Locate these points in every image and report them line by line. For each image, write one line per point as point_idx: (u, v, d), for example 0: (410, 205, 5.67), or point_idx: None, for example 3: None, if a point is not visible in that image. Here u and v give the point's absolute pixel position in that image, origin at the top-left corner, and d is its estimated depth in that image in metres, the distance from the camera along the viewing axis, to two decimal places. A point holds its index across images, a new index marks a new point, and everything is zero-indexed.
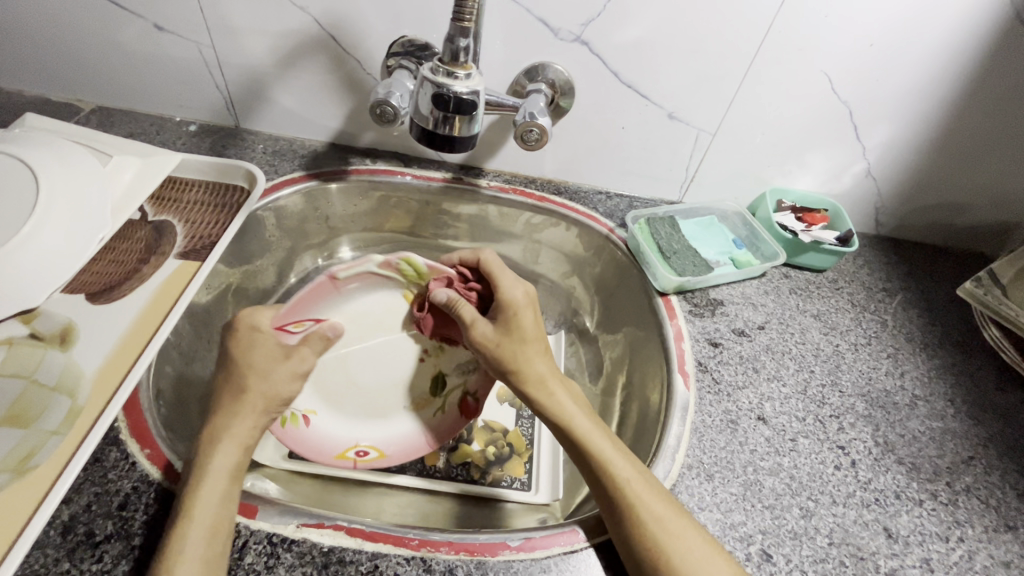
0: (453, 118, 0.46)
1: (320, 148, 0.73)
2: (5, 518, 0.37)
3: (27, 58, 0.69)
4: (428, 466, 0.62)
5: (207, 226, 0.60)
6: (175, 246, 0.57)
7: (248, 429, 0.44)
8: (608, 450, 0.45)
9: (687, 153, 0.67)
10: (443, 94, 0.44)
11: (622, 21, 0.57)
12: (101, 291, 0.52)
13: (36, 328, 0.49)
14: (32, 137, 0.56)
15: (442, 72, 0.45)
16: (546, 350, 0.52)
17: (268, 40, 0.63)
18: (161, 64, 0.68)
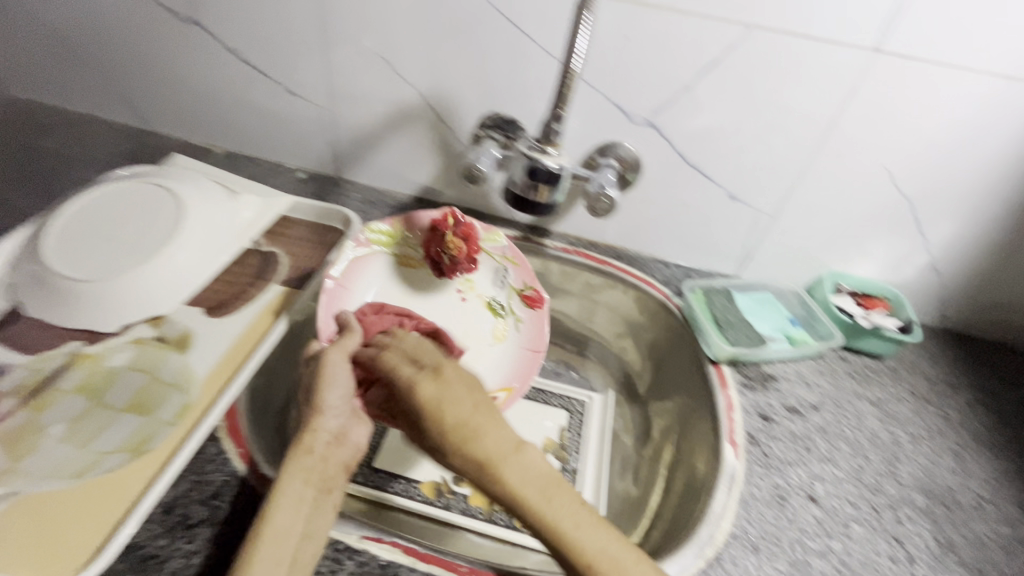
0: (542, 187, 0.53)
1: (407, 201, 0.82)
2: (123, 493, 0.43)
3: (182, 110, 0.84)
4: (472, 506, 0.65)
5: (308, 258, 0.68)
6: (278, 274, 0.65)
7: (318, 465, 0.46)
8: (558, 513, 0.44)
9: (746, 232, 0.71)
10: (537, 169, 0.51)
11: (693, 110, 0.63)
12: (214, 306, 0.59)
13: (162, 331, 0.56)
14: (175, 172, 0.67)
15: (537, 150, 0.52)
16: (476, 394, 0.52)
17: (378, 108, 0.74)
18: (286, 120, 0.80)
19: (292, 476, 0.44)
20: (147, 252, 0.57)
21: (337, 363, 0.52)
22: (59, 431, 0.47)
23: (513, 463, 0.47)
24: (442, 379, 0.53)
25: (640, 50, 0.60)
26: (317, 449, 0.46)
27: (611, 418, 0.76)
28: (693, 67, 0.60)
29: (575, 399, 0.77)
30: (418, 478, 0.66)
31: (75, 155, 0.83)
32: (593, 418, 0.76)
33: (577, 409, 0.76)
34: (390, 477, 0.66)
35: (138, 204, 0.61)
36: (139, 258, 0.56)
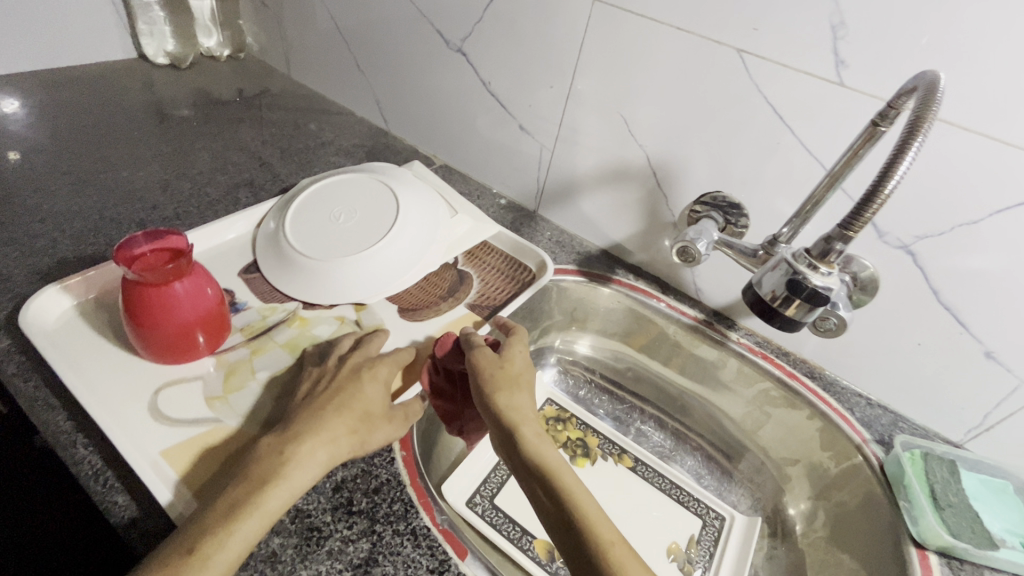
0: (794, 302, 0.49)
1: (594, 252, 0.81)
2: None
3: (420, 121, 0.93)
4: None
5: (495, 290, 0.72)
6: (468, 295, 0.70)
7: (332, 452, 0.46)
8: (593, 508, 0.47)
9: (990, 401, 0.59)
10: (799, 281, 0.49)
11: (968, 247, 0.53)
12: (410, 309, 0.67)
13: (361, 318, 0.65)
14: (399, 171, 0.75)
15: (806, 263, 0.49)
16: (529, 396, 0.56)
17: (599, 161, 0.75)
18: (506, 150, 0.84)
19: (318, 445, 0.45)
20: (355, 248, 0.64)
21: (386, 363, 0.54)
22: (260, 377, 0.56)
23: (589, 504, 0.47)
24: (515, 376, 0.57)
25: (918, 167, 0.53)
26: (339, 442, 0.47)
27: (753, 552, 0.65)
28: (989, 202, 0.51)
29: (712, 513, 0.68)
30: (534, 532, 0.64)
31: (327, 137, 0.96)
32: (728, 544, 0.66)
33: (713, 525, 0.67)
34: (509, 521, 0.65)
35: (367, 198, 0.69)
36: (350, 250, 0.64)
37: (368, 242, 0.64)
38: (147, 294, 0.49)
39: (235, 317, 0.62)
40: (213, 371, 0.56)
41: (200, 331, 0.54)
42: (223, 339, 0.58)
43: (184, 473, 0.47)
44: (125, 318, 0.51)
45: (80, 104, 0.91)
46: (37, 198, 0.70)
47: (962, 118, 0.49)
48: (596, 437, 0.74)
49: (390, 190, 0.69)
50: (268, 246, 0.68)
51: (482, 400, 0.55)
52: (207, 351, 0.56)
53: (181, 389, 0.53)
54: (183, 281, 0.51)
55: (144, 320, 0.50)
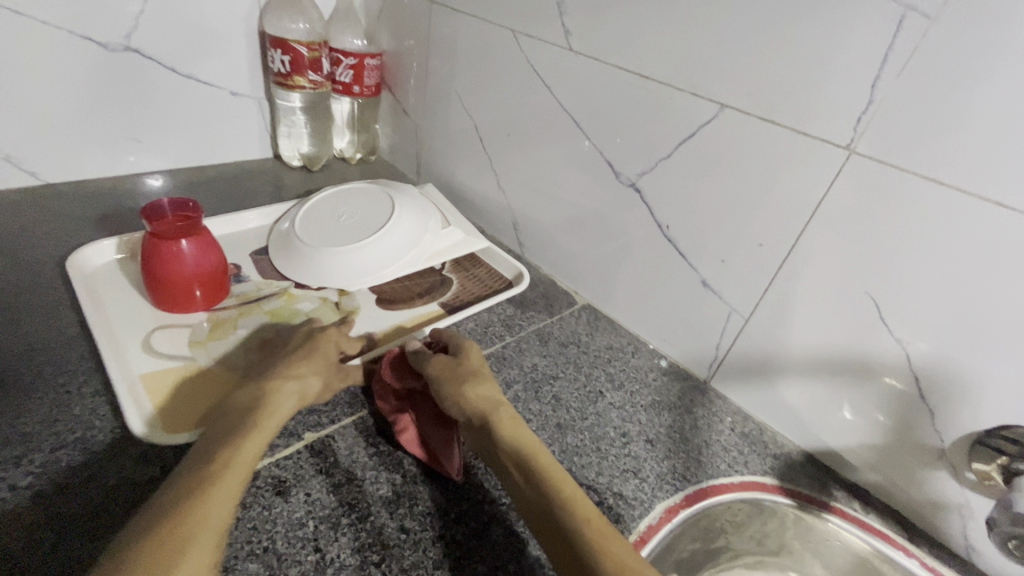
0: None
1: (795, 454, 0.61)
2: None
3: (564, 253, 0.80)
4: None
5: (472, 292, 0.75)
6: (443, 295, 0.73)
7: (276, 412, 0.48)
8: (599, 512, 0.42)
9: None
10: None
11: None
12: (388, 301, 0.70)
13: (343, 302, 0.69)
14: (409, 184, 0.80)
15: None
16: (495, 383, 0.55)
17: (822, 345, 0.56)
18: (677, 304, 0.68)
19: (275, 414, 0.48)
20: (344, 239, 0.68)
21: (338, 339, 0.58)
22: (241, 334, 0.62)
23: (585, 503, 0.43)
24: (478, 370, 0.55)
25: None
26: (282, 404, 0.49)
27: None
28: None
29: None
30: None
31: None
32: None
33: None
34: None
35: (363, 202, 0.73)
36: (336, 241, 0.69)
37: (357, 238, 0.68)
38: (159, 246, 0.59)
39: (236, 286, 0.69)
40: (203, 325, 0.63)
41: (197, 286, 0.62)
42: (221, 301, 0.65)
43: (159, 414, 0.52)
44: (143, 270, 0.61)
45: (209, 204, 0.86)
46: (146, 326, 0.61)
47: None
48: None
49: (390, 198, 0.72)
50: (281, 246, 0.73)
51: (444, 392, 0.52)
52: (202, 306, 0.64)
53: (173, 332, 0.61)
54: (190, 240, 0.60)
55: (153, 270, 0.60)
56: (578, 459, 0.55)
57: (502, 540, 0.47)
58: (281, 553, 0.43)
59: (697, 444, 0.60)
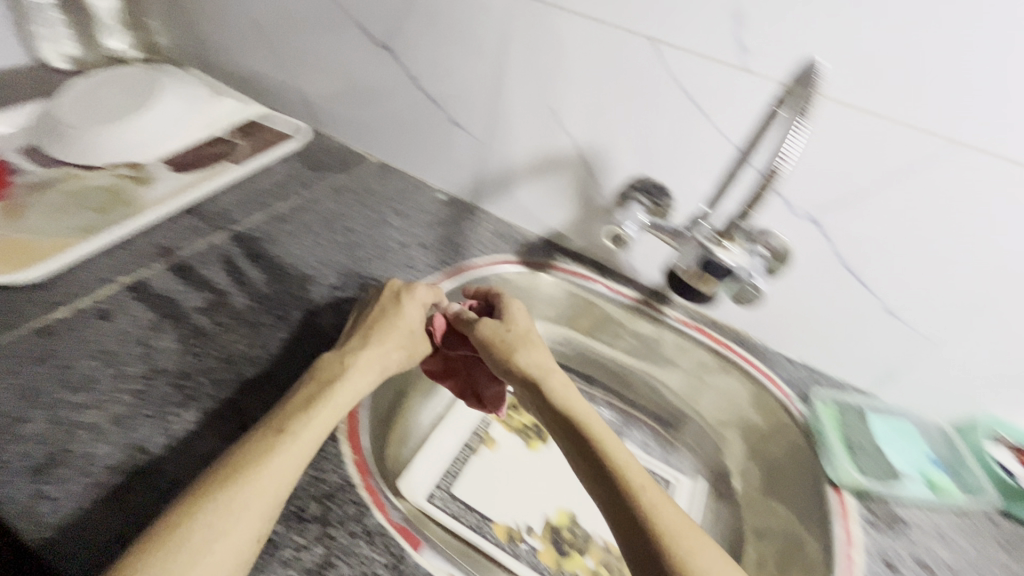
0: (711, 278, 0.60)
1: (534, 239, 0.83)
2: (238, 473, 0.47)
3: (352, 121, 0.92)
4: (541, 561, 0.63)
5: (261, 146, 0.88)
6: (234, 152, 0.85)
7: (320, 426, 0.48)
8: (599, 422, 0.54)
9: (895, 351, 0.65)
10: (714, 261, 0.59)
11: (865, 215, 0.58)
12: (182, 163, 0.80)
13: (137, 172, 0.77)
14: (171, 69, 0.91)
15: (715, 242, 0.59)
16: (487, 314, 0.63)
17: (531, 152, 0.76)
18: (441, 145, 0.85)
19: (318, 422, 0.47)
20: (121, 114, 0.79)
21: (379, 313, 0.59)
22: (40, 211, 0.68)
23: (554, 374, 0.57)
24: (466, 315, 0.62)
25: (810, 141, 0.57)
26: (309, 387, 0.50)
27: (699, 509, 0.70)
28: (879, 173, 0.56)
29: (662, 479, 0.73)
30: (493, 517, 0.66)
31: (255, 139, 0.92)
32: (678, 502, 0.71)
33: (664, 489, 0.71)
34: (468, 510, 0.67)
35: (124, 85, 0.83)
36: (112, 117, 0.78)
37: (131, 111, 0.79)
38: None
39: (20, 178, 0.72)
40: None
41: None
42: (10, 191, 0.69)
43: None
44: None
45: None
46: None
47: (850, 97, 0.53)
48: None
49: (150, 80, 0.84)
50: (48, 135, 0.77)
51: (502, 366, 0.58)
52: None
53: None
54: None
55: None
56: (364, 263, 0.72)
57: (302, 318, 0.63)
58: (114, 350, 0.55)
59: (460, 243, 0.79)
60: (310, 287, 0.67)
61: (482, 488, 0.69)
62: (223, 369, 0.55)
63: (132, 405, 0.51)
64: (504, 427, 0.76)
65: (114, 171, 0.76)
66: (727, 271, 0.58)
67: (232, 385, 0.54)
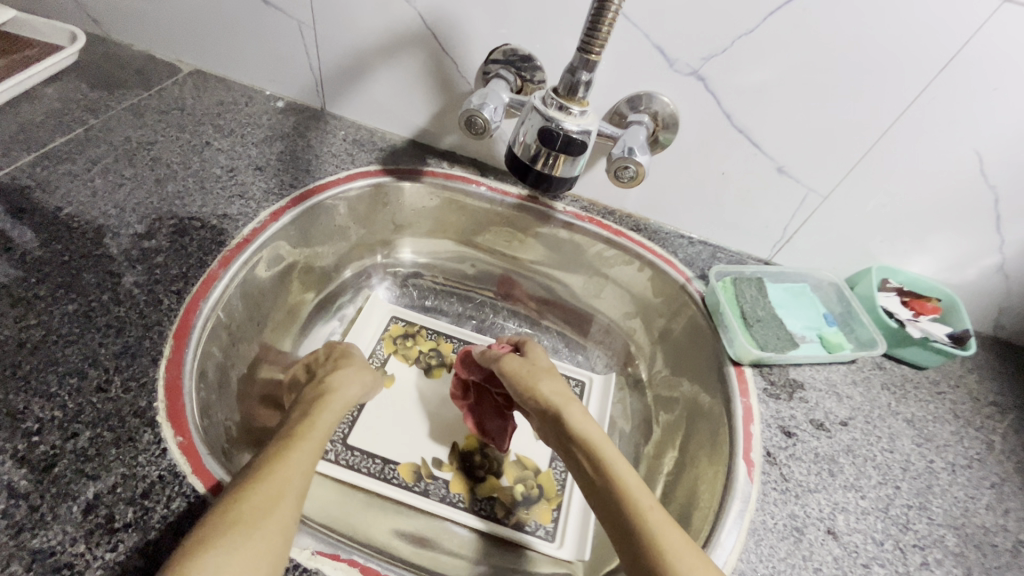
0: (556, 156, 0.42)
1: (399, 143, 0.71)
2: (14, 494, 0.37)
3: (141, 17, 0.71)
4: (452, 493, 0.58)
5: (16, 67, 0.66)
6: None
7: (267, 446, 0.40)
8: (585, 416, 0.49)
9: (790, 213, 0.61)
10: (551, 130, 0.41)
11: (750, 61, 0.51)
12: None
13: None
14: None
15: (554, 105, 0.41)
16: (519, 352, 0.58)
17: (370, 31, 0.61)
18: (261, 36, 0.67)
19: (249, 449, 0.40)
20: None
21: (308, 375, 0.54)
22: None
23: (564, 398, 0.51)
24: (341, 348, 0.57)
25: None
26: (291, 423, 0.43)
27: (611, 404, 0.67)
28: (762, 6, 0.47)
29: (573, 381, 0.69)
30: (396, 459, 0.60)
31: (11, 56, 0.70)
32: (591, 402, 0.67)
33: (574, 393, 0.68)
34: (367, 456, 0.59)
35: None
36: None
37: None
38: None
39: None
40: None
41: None
42: None
43: None
44: None
45: None
46: None
47: None
48: (450, 342, 0.71)
49: None
50: None
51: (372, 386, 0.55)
52: None
53: None
54: None
55: None
56: (180, 200, 0.57)
57: (96, 280, 0.49)
58: None
59: (307, 159, 0.66)
60: (106, 239, 0.52)
61: (380, 431, 0.61)
62: None
63: None
64: (400, 361, 0.68)
65: None
66: (570, 147, 0.41)
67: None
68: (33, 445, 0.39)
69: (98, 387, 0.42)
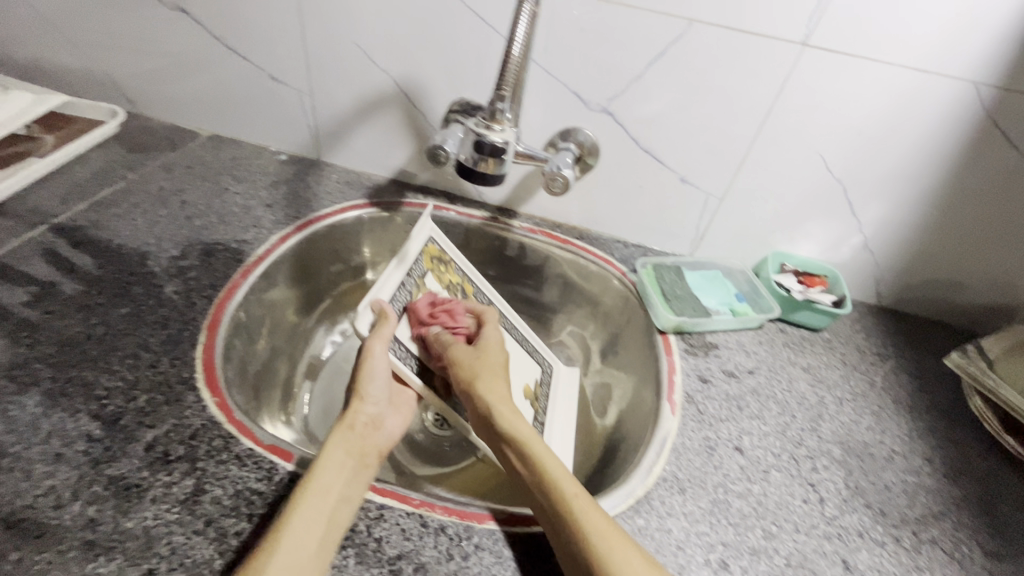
0: (487, 160, 0.54)
1: (383, 182, 0.86)
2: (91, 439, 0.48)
3: (168, 96, 0.88)
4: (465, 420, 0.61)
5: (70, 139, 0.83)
6: (40, 150, 0.80)
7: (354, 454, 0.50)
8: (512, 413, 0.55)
9: (698, 214, 0.77)
10: (480, 142, 0.53)
11: (643, 98, 0.67)
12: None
13: None
14: None
15: (482, 125, 0.54)
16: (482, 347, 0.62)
17: (355, 95, 0.78)
18: (268, 105, 0.84)
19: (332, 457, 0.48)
20: None
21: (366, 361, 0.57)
22: None
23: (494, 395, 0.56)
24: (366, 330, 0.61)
25: (583, 38, 0.64)
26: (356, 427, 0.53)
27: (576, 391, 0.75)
28: (643, 58, 0.64)
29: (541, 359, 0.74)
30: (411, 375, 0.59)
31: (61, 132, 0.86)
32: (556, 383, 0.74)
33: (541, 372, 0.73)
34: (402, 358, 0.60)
35: None
36: None
37: None
38: None
39: None
40: None
41: None
42: None
43: None
44: None
45: None
46: None
47: None
48: (472, 287, 0.73)
49: None
50: None
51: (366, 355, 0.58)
52: None
53: None
54: None
55: None
56: (206, 231, 0.71)
57: (143, 291, 0.62)
58: None
59: (308, 197, 0.81)
60: (149, 261, 0.66)
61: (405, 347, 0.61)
62: (62, 352, 0.54)
63: None
64: (432, 279, 0.69)
65: None
66: (496, 153, 0.54)
67: (73, 364, 0.53)
68: (104, 405, 0.50)
69: (151, 365, 0.54)
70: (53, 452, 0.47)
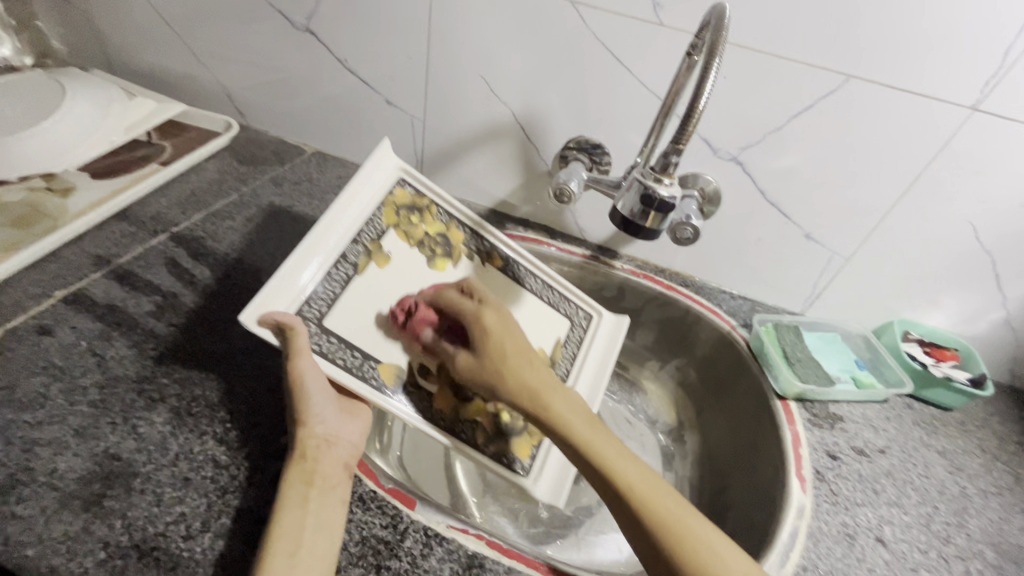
0: (651, 213, 0.54)
1: (482, 211, 0.85)
2: (221, 467, 0.47)
3: (280, 112, 0.89)
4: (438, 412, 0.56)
5: (187, 146, 0.84)
6: (160, 155, 0.81)
7: (315, 476, 0.46)
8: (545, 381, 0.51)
9: (818, 273, 0.72)
10: (650, 194, 0.53)
11: (779, 150, 0.64)
12: (106, 172, 0.75)
13: (54, 185, 0.72)
14: (74, 70, 0.85)
15: (650, 177, 0.54)
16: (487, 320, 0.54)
17: (469, 125, 0.78)
18: (378, 127, 0.84)
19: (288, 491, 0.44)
20: (31, 123, 0.73)
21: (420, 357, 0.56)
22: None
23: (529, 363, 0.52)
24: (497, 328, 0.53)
25: (725, 86, 0.62)
26: (306, 452, 0.47)
27: (619, 342, 0.72)
28: (787, 110, 0.61)
29: (584, 313, 0.73)
30: (378, 357, 0.54)
31: None
32: (599, 336, 0.72)
33: (582, 324, 0.72)
34: (345, 348, 0.52)
35: (32, 91, 0.77)
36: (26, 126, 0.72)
37: (38, 119, 0.73)
38: None
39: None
40: None
41: None
42: None
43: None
44: None
45: None
46: None
47: (752, 41, 0.58)
48: (460, 231, 0.68)
49: (58, 83, 0.78)
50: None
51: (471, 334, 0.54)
52: None
53: None
54: None
55: None
56: None
57: None
58: (62, 364, 0.52)
59: None
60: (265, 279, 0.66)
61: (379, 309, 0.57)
62: (186, 368, 0.54)
63: (93, 415, 0.49)
64: (399, 236, 0.62)
65: (36, 189, 0.70)
66: (662, 207, 0.54)
67: (198, 382, 0.53)
68: (229, 430, 0.50)
69: (273, 390, 0.54)
70: (181, 476, 0.46)
